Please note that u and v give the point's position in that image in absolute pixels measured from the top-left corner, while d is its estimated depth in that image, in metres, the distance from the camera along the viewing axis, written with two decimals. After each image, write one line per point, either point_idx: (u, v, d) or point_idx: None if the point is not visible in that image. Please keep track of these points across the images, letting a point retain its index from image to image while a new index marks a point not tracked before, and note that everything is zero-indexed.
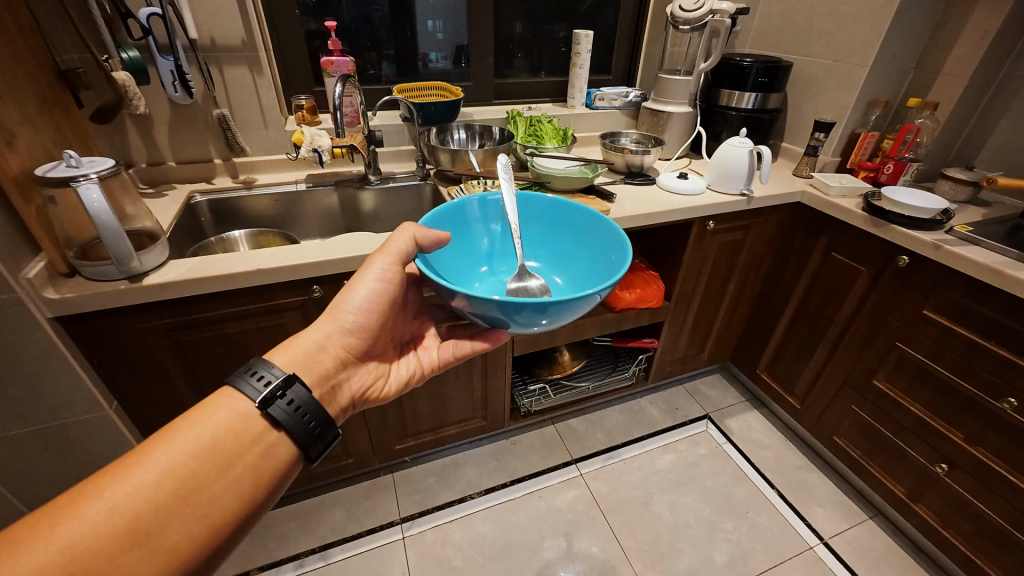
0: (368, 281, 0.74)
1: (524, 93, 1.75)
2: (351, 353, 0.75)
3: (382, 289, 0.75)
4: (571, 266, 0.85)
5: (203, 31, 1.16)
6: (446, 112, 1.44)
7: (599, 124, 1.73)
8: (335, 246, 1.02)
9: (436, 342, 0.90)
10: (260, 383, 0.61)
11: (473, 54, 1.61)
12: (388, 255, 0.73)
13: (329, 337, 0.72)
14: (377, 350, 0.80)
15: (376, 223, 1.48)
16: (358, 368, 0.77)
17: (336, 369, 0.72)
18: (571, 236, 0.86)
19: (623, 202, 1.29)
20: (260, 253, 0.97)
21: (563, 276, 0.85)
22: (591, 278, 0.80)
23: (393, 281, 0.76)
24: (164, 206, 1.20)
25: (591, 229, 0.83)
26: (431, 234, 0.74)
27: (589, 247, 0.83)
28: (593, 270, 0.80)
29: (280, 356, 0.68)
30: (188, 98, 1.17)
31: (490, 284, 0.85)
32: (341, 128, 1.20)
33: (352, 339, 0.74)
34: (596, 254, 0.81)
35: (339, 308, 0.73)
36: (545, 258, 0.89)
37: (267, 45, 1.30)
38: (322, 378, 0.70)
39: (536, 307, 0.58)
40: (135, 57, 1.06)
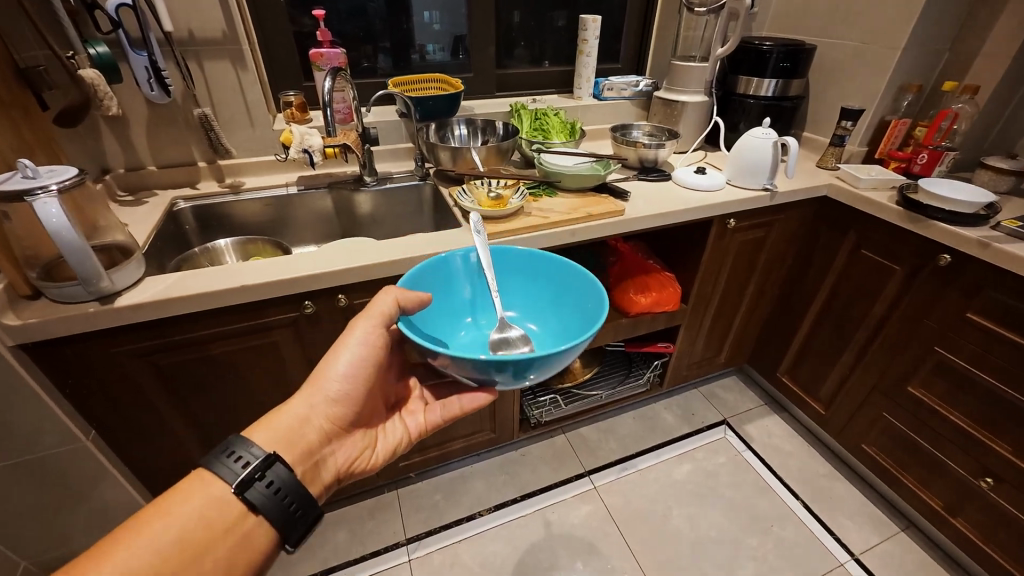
0: (349, 348, 0.71)
1: (527, 84, 1.65)
2: (335, 423, 0.72)
3: (365, 355, 0.72)
4: (545, 314, 0.85)
5: (180, 23, 1.07)
6: (446, 107, 1.35)
7: (608, 116, 1.63)
8: (326, 254, 0.94)
9: (422, 405, 0.88)
10: (237, 465, 0.57)
11: (474, 44, 1.50)
12: (368, 318, 0.70)
13: (312, 409, 0.70)
14: (363, 419, 0.78)
15: (373, 226, 1.40)
16: (342, 438, 0.74)
17: (319, 441, 0.70)
18: (543, 282, 0.86)
19: (638, 201, 1.20)
20: (244, 266, 0.89)
21: (537, 324, 0.85)
22: (567, 324, 0.82)
23: (375, 346, 0.72)
24: (144, 214, 1.12)
25: (563, 277, 0.84)
26: (413, 294, 0.71)
27: (561, 297, 0.83)
28: (570, 316, 0.82)
29: (263, 434, 0.66)
30: (165, 97, 1.09)
31: (472, 338, 0.83)
32: (332, 126, 1.10)
33: (335, 407, 0.72)
34: (569, 300, 0.83)
35: (322, 378, 0.71)
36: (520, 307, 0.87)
37: (250, 37, 1.20)
38: (305, 451, 0.68)
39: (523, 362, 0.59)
40: (105, 53, 0.97)
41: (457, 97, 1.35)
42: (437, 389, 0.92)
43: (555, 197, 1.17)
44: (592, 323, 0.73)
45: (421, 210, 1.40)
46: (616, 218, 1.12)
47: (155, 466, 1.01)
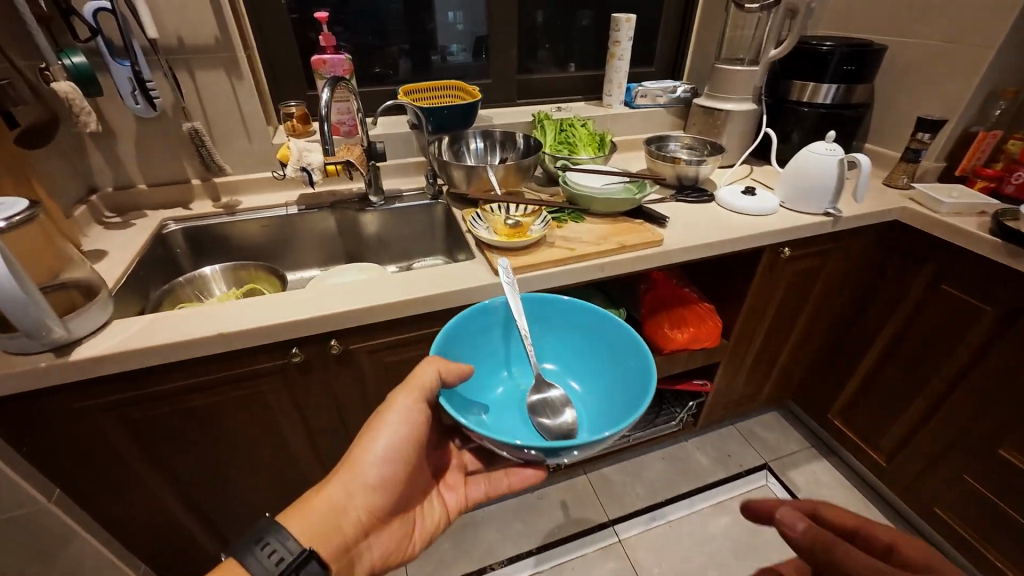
0: (387, 429, 0.69)
1: (552, 91, 1.50)
2: (370, 510, 0.70)
3: (402, 436, 0.70)
4: (584, 371, 0.80)
5: (168, 29, 0.97)
6: (461, 117, 1.22)
7: (640, 125, 1.48)
8: (322, 294, 0.83)
9: (460, 479, 0.86)
10: (271, 560, 0.54)
11: (494, 48, 1.37)
12: (408, 393, 0.68)
13: (351, 494, 0.68)
14: (402, 504, 0.76)
15: (380, 248, 1.28)
16: (376, 526, 0.72)
17: (354, 530, 0.68)
18: (586, 339, 0.80)
19: (677, 227, 1.04)
20: (229, 308, 0.79)
21: (575, 382, 0.80)
22: (612, 388, 0.75)
23: (414, 425, 0.71)
24: (129, 238, 1.02)
25: (610, 337, 0.77)
26: (456, 367, 0.68)
27: (600, 354, 0.79)
28: (615, 380, 0.75)
29: (299, 522, 0.64)
30: (152, 110, 0.99)
31: (508, 398, 0.79)
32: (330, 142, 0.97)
33: (370, 493, 0.70)
34: (615, 361, 0.76)
35: (359, 460, 0.69)
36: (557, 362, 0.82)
37: (247, 44, 1.09)
38: (341, 541, 0.66)
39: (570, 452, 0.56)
40: (82, 63, 0.88)
41: (473, 106, 1.21)
42: (452, 456, 0.86)
43: (581, 223, 1.02)
44: (636, 390, 0.69)
45: (432, 231, 1.28)
46: (653, 249, 0.96)
47: (132, 522, 0.91)
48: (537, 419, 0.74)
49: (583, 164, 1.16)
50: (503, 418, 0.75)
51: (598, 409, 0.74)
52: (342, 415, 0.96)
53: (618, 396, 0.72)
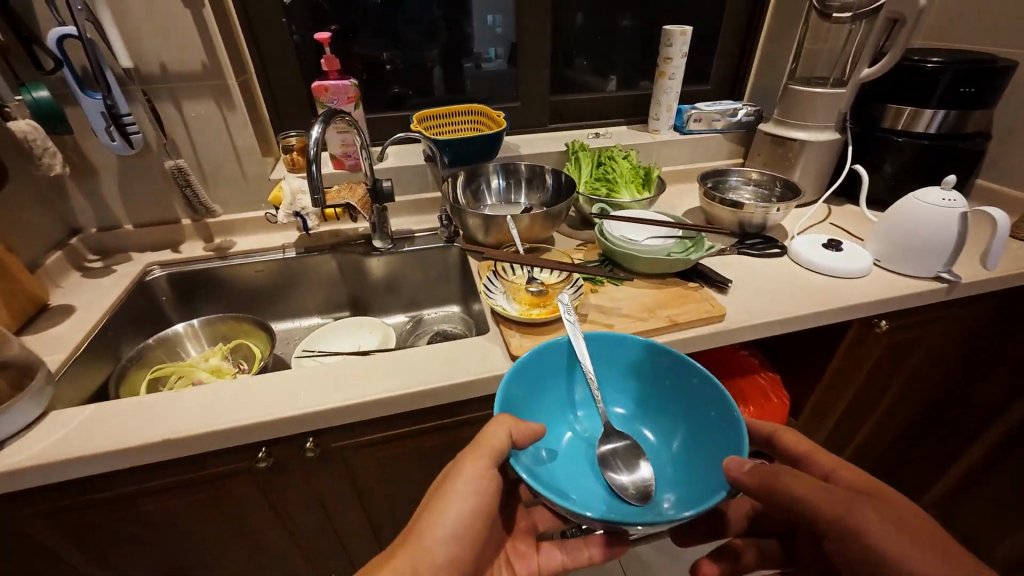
0: (459, 499, 0.53)
1: (591, 113, 1.31)
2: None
3: (476, 507, 0.54)
4: (659, 414, 0.67)
5: (149, 55, 0.85)
6: (483, 150, 1.05)
7: (693, 154, 1.27)
8: (297, 384, 0.68)
9: (532, 545, 0.70)
10: None
11: (525, 66, 1.19)
12: (481, 459, 0.52)
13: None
14: None
15: (388, 295, 1.13)
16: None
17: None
18: (660, 381, 0.67)
19: (743, 294, 0.84)
20: (186, 401, 0.66)
21: (649, 426, 0.67)
22: (695, 444, 0.62)
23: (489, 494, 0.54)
24: (104, 289, 0.91)
25: (688, 381, 0.64)
26: (529, 427, 0.55)
27: (676, 396, 0.65)
28: (698, 434, 0.61)
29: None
30: (130, 148, 0.87)
31: (577, 449, 0.66)
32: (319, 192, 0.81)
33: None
34: (695, 410, 0.63)
35: (427, 537, 0.52)
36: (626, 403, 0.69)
37: (242, 69, 0.96)
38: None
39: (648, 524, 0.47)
40: (45, 97, 0.78)
41: (497, 137, 1.04)
42: None
43: (621, 288, 0.84)
44: (730, 442, 0.56)
45: (447, 276, 1.12)
46: (713, 326, 0.77)
47: None
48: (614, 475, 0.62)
49: (625, 209, 0.97)
50: (574, 472, 0.62)
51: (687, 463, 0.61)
52: (326, 511, 0.80)
53: (709, 451, 0.59)
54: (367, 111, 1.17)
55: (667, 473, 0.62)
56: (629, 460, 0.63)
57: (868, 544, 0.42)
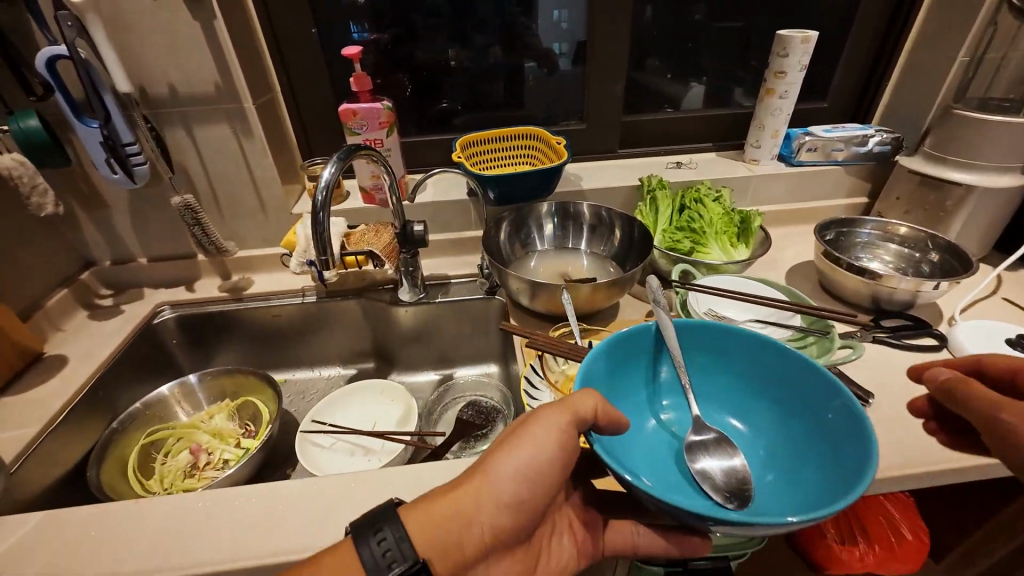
0: (531, 446, 0.47)
1: (671, 136, 1.08)
2: (496, 537, 0.47)
3: (551, 461, 0.47)
4: (759, 408, 0.55)
5: (157, 75, 0.73)
6: (537, 186, 0.87)
7: (801, 190, 1.01)
8: (278, 506, 0.54)
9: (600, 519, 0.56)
10: (383, 548, 0.42)
11: (593, 81, 0.98)
12: (563, 415, 0.46)
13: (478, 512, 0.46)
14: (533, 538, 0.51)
15: (417, 348, 0.97)
16: (497, 557, 0.49)
17: (472, 558, 0.46)
18: (765, 370, 0.55)
19: (893, 423, 0.59)
20: (142, 519, 0.53)
21: (746, 422, 0.56)
22: (800, 446, 0.50)
23: (563, 451, 0.47)
24: (104, 336, 0.81)
25: (800, 375, 0.52)
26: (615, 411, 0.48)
27: (783, 390, 0.53)
28: (806, 435, 0.50)
29: (413, 533, 0.44)
30: (133, 181, 0.76)
31: (661, 441, 0.55)
32: (328, 247, 0.65)
33: (497, 519, 0.47)
34: (806, 408, 0.51)
35: (492, 473, 0.47)
36: (720, 397, 0.57)
37: (264, 88, 0.84)
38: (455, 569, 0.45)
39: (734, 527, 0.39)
40: (33, 126, 0.66)
41: (556, 173, 0.85)
42: None
43: None
44: (853, 441, 0.45)
45: (486, 330, 0.94)
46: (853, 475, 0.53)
47: None
48: (704, 468, 0.52)
49: (721, 276, 0.77)
50: (655, 465, 0.52)
51: (795, 470, 0.49)
52: None
53: (824, 460, 0.47)
54: (406, 132, 1.02)
55: (771, 477, 0.51)
56: (722, 454, 0.53)
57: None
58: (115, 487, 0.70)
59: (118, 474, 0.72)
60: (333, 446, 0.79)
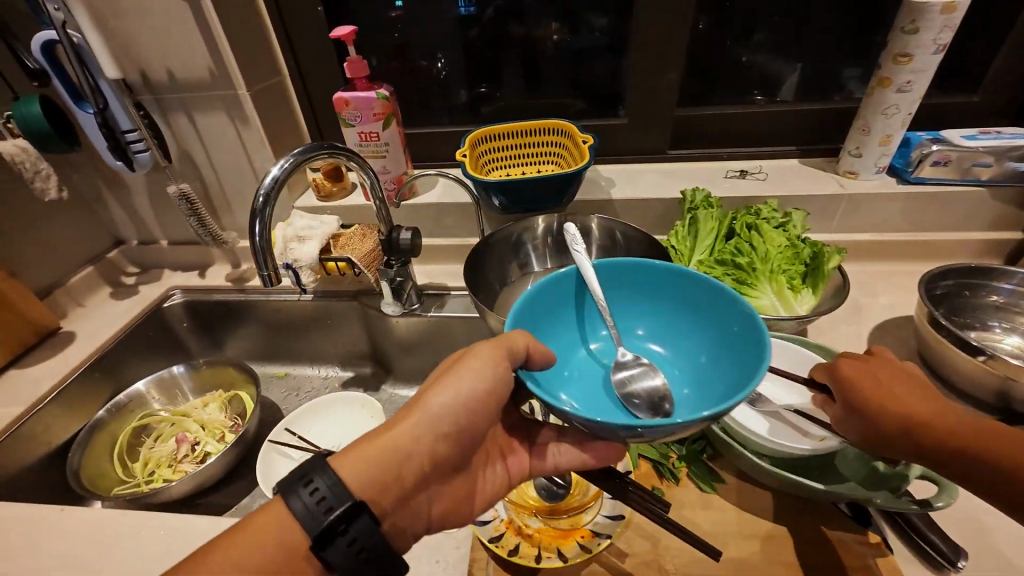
0: (469, 378, 0.39)
1: (740, 136, 0.86)
2: (437, 467, 0.41)
3: (495, 390, 0.40)
4: (677, 324, 0.46)
5: (155, 61, 0.71)
6: (550, 195, 0.72)
7: (916, 217, 0.75)
8: (177, 546, 0.49)
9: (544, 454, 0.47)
10: (314, 503, 0.35)
11: (641, 67, 0.80)
12: (498, 348, 0.38)
13: (419, 446, 0.39)
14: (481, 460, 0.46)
15: (412, 361, 0.89)
16: (438, 486, 0.42)
17: (416, 486, 0.40)
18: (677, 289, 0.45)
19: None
20: (60, 531, 0.52)
21: (660, 339, 0.46)
22: (726, 354, 0.41)
23: (509, 380, 0.39)
24: (115, 316, 0.84)
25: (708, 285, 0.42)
26: (541, 350, 0.39)
27: (698, 302, 0.44)
28: (727, 340, 0.41)
29: (347, 474, 0.37)
30: (134, 169, 0.74)
31: (583, 369, 0.45)
32: (275, 263, 0.57)
33: (437, 449, 0.40)
34: (721, 314, 0.42)
35: (426, 406, 0.39)
36: (635, 315, 0.47)
37: (267, 74, 0.79)
38: (399, 502, 0.39)
39: (655, 432, 0.31)
40: (33, 112, 0.66)
41: (571, 182, 0.70)
42: None
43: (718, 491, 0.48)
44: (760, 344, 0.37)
45: None
46: None
47: None
48: (625, 389, 0.43)
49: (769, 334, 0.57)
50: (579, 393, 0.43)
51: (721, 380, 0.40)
52: None
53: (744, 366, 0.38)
54: (424, 123, 0.93)
55: (686, 394, 0.42)
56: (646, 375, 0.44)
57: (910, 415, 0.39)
58: (92, 476, 0.71)
59: (104, 453, 0.75)
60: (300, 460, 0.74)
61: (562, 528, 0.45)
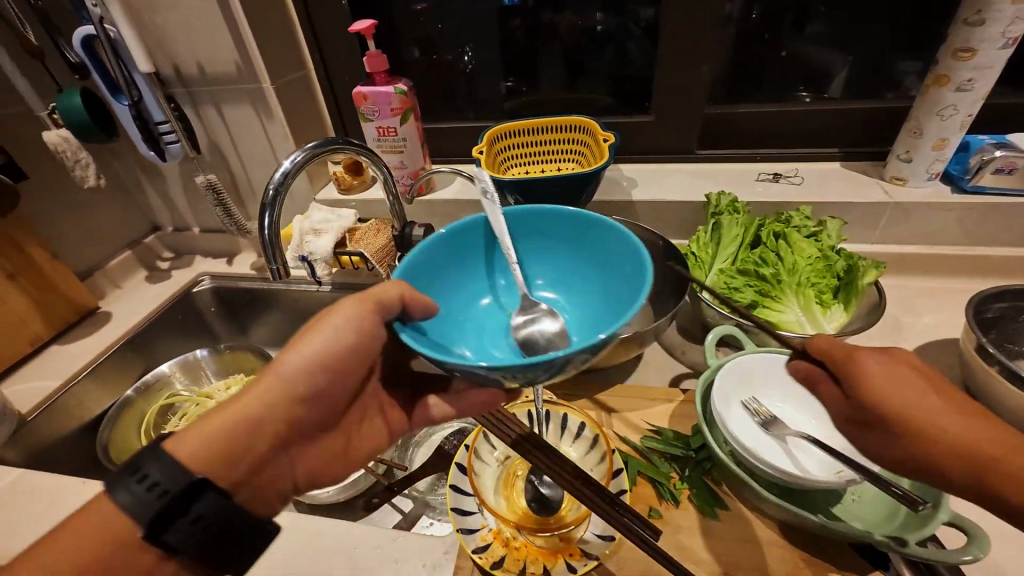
0: (328, 333, 0.41)
1: (777, 137, 0.81)
2: (295, 429, 0.42)
3: (354, 344, 0.42)
4: (573, 274, 0.47)
5: (186, 55, 0.73)
6: (566, 196, 0.70)
7: (974, 230, 0.68)
8: None
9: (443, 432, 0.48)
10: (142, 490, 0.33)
11: (670, 63, 0.76)
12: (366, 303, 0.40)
13: (272, 409, 0.40)
14: (347, 423, 0.47)
15: None
16: (300, 448, 0.44)
17: (274, 452, 0.41)
18: (580, 238, 0.46)
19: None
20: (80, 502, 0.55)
21: (557, 286, 0.48)
22: (613, 297, 0.42)
23: (373, 336, 0.43)
24: (147, 300, 0.88)
25: (605, 234, 0.44)
26: (422, 300, 0.40)
27: (595, 248, 0.45)
28: (616, 285, 0.43)
29: (188, 450, 0.36)
30: (164, 159, 0.77)
31: (484, 317, 0.46)
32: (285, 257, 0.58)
33: (293, 410, 0.41)
34: (614, 261, 0.43)
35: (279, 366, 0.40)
36: (534, 264, 0.48)
37: (292, 68, 0.80)
38: (253, 472, 0.39)
39: (540, 370, 0.31)
40: (74, 103, 0.69)
41: (587, 182, 0.67)
42: None
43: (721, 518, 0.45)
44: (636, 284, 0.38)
45: None
46: None
47: None
48: (519, 334, 0.44)
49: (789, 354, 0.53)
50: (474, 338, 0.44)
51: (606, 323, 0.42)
52: None
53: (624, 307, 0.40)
54: (446, 118, 0.92)
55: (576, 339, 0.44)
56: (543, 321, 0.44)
57: (959, 454, 0.32)
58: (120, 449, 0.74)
59: (132, 428, 0.78)
60: None
61: (551, 545, 0.43)
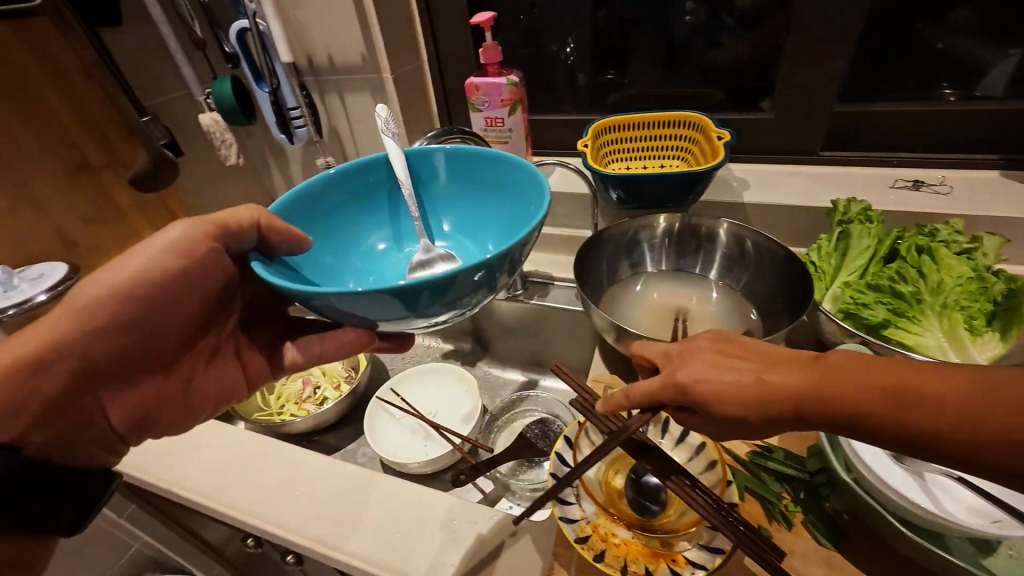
0: (139, 256, 0.46)
1: (915, 139, 0.73)
2: (118, 353, 0.47)
3: (179, 270, 0.47)
4: (475, 224, 0.51)
5: (318, 47, 0.80)
6: (675, 194, 0.67)
7: None
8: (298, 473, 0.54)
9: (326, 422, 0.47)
10: None
11: (796, 57, 0.71)
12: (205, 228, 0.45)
13: (86, 333, 0.45)
14: (179, 360, 0.52)
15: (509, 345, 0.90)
16: (126, 379, 0.48)
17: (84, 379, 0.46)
18: (482, 185, 0.49)
19: None
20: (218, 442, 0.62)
21: (450, 237, 0.52)
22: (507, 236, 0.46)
23: (201, 261, 0.47)
24: None
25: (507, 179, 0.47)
26: (282, 230, 0.42)
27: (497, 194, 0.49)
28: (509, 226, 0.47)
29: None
30: (294, 142, 0.83)
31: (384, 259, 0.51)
32: None
33: (107, 340, 0.46)
34: (513, 206, 0.47)
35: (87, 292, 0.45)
36: (441, 213, 0.52)
37: (409, 59, 0.84)
38: (70, 392, 0.45)
39: (422, 302, 0.34)
40: (224, 89, 0.78)
41: (697, 182, 0.64)
42: None
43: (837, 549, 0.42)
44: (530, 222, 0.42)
45: (582, 344, 0.83)
46: None
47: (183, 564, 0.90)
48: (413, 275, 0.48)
49: None
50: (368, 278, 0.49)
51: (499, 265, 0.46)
52: None
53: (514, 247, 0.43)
54: (547, 111, 0.92)
55: None
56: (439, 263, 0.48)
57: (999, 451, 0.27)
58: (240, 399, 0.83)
59: None
60: (401, 420, 0.79)
61: (654, 546, 0.42)
